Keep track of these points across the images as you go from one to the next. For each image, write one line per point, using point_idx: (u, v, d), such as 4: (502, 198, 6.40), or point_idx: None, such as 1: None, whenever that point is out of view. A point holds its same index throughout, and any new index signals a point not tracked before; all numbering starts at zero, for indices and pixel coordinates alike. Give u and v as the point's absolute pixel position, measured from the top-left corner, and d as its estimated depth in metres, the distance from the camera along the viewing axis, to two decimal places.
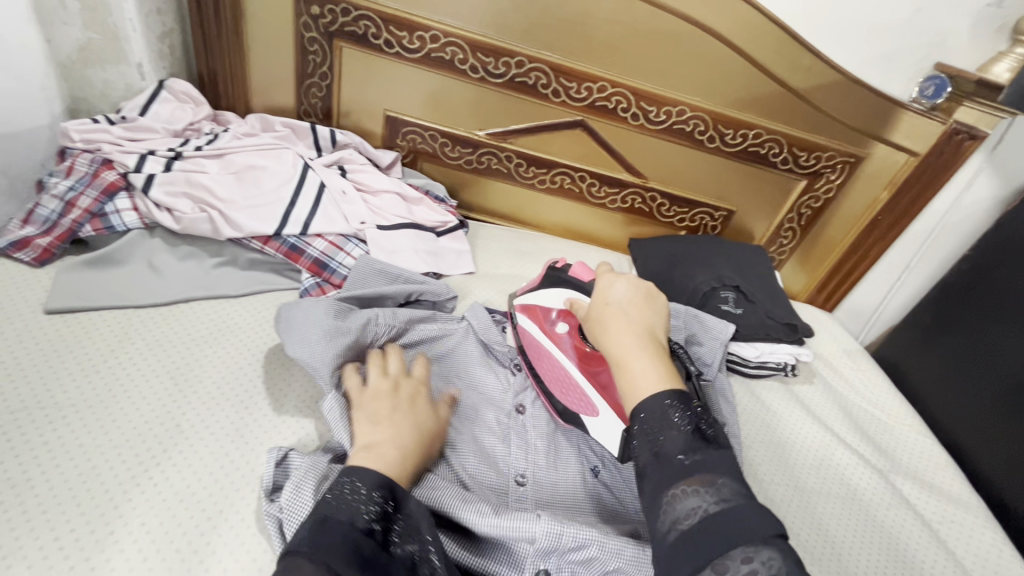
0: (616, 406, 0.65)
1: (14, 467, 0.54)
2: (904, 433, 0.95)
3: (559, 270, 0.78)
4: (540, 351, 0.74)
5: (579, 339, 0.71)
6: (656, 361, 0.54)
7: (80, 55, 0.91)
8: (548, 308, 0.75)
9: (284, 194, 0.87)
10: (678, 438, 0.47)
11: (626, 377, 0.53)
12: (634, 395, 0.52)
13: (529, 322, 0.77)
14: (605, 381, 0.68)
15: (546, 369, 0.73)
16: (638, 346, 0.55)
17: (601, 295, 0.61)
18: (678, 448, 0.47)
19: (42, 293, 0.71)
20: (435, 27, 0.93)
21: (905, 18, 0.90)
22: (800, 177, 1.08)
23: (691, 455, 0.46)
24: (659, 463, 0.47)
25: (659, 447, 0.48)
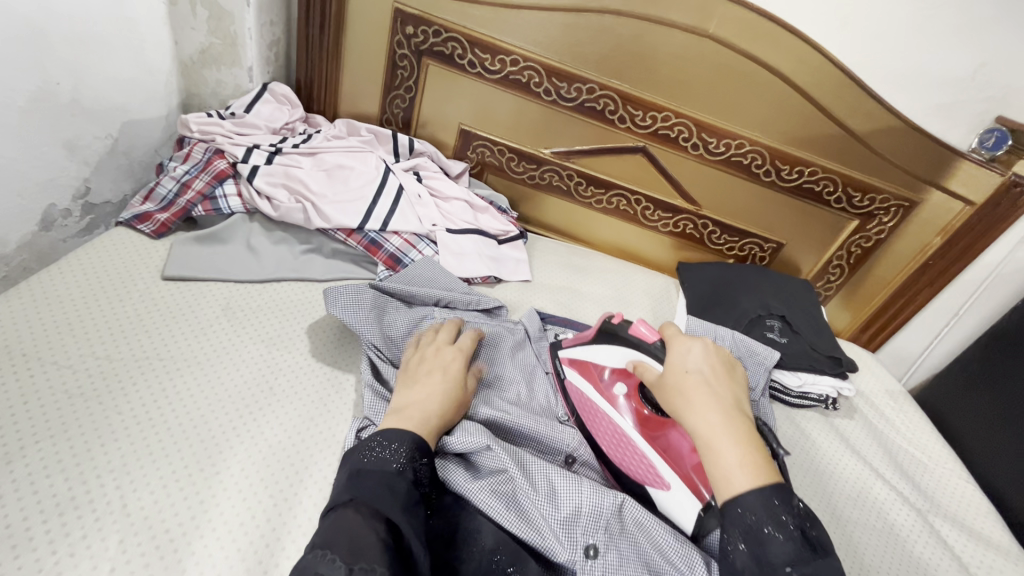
0: (687, 476, 0.67)
1: (137, 409, 0.61)
2: (945, 477, 0.95)
3: (612, 326, 0.78)
4: (596, 412, 0.76)
5: (636, 401, 0.74)
6: (745, 445, 0.57)
7: (200, 57, 1.02)
8: (604, 365, 0.77)
9: (368, 193, 0.95)
10: (784, 545, 0.52)
11: (716, 461, 0.56)
12: (725, 481, 0.55)
13: (580, 377, 0.79)
14: (668, 450, 0.70)
15: (603, 431, 0.75)
16: (724, 427, 0.58)
17: (679, 365, 0.65)
18: (786, 559, 0.52)
19: (159, 261, 0.80)
20: (516, 52, 1.02)
21: (968, 73, 0.93)
22: (852, 216, 1.11)
23: (797, 566, 0.51)
24: (761, 569, 0.52)
25: (763, 552, 0.52)
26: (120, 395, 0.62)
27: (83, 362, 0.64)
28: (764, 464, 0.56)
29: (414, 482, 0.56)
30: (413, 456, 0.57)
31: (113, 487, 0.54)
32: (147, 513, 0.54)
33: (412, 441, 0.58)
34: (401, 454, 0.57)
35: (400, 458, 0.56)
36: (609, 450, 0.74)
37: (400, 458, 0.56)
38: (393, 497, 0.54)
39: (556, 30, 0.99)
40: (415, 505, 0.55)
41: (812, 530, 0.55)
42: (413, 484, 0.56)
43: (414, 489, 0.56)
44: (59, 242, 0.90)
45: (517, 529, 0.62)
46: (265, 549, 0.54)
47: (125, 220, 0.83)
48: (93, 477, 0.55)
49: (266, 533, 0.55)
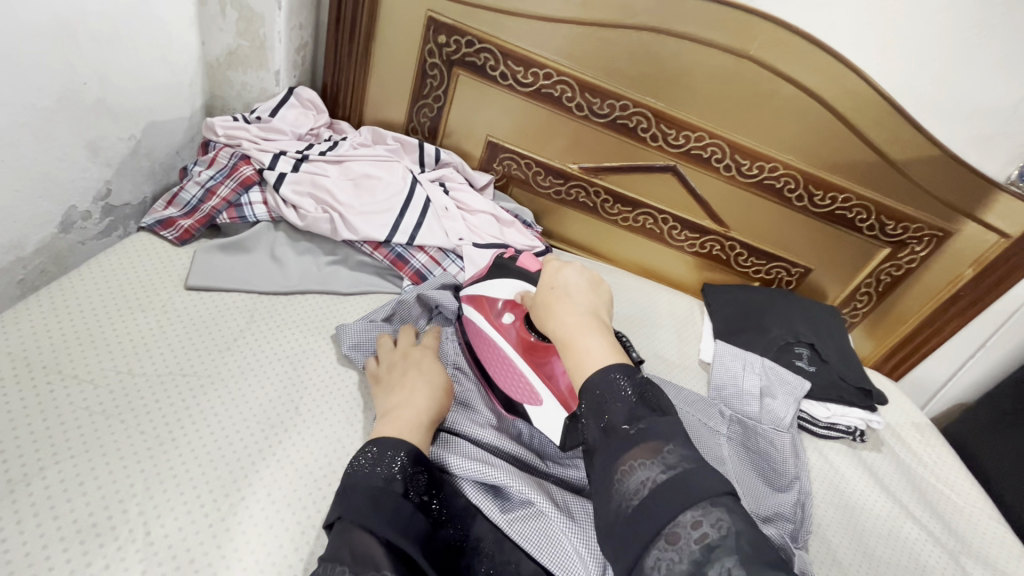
0: (560, 395, 0.70)
1: (160, 428, 0.59)
2: (973, 515, 0.93)
3: (505, 261, 0.84)
4: (487, 342, 0.77)
5: (523, 329, 0.75)
6: (602, 337, 0.57)
7: (227, 59, 1.00)
8: (496, 298, 0.79)
9: (395, 205, 0.92)
10: (620, 407, 0.51)
11: (573, 352, 0.57)
12: (579, 368, 0.56)
13: (474, 312, 0.80)
14: (547, 371, 0.72)
15: (489, 355, 0.77)
16: (583, 325, 0.59)
17: (549, 280, 0.66)
18: (623, 418, 0.50)
19: (183, 270, 0.78)
20: (550, 65, 1.00)
21: (1011, 105, 0.92)
22: (883, 244, 1.09)
23: (635, 424, 0.49)
24: (606, 436, 0.50)
25: (606, 421, 0.51)
26: (142, 413, 0.59)
27: (105, 376, 0.61)
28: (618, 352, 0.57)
29: (406, 493, 0.54)
30: (406, 465, 0.56)
31: (136, 513, 0.52)
32: (171, 541, 0.51)
33: (404, 454, 0.57)
34: (394, 464, 0.55)
35: (386, 465, 0.55)
36: (492, 373, 0.76)
37: (394, 468, 0.55)
38: (379, 507, 0.52)
39: (590, 45, 0.97)
40: (407, 512, 0.53)
41: (652, 395, 0.52)
42: (404, 496, 0.54)
43: (404, 498, 0.54)
44: (77, 244, 0.88)
45: (546, 562, 0.58)
46: None
47: (148, 226, 0.81)
48: (115, 502, 0.52)
49: (293, 565, 0.52)
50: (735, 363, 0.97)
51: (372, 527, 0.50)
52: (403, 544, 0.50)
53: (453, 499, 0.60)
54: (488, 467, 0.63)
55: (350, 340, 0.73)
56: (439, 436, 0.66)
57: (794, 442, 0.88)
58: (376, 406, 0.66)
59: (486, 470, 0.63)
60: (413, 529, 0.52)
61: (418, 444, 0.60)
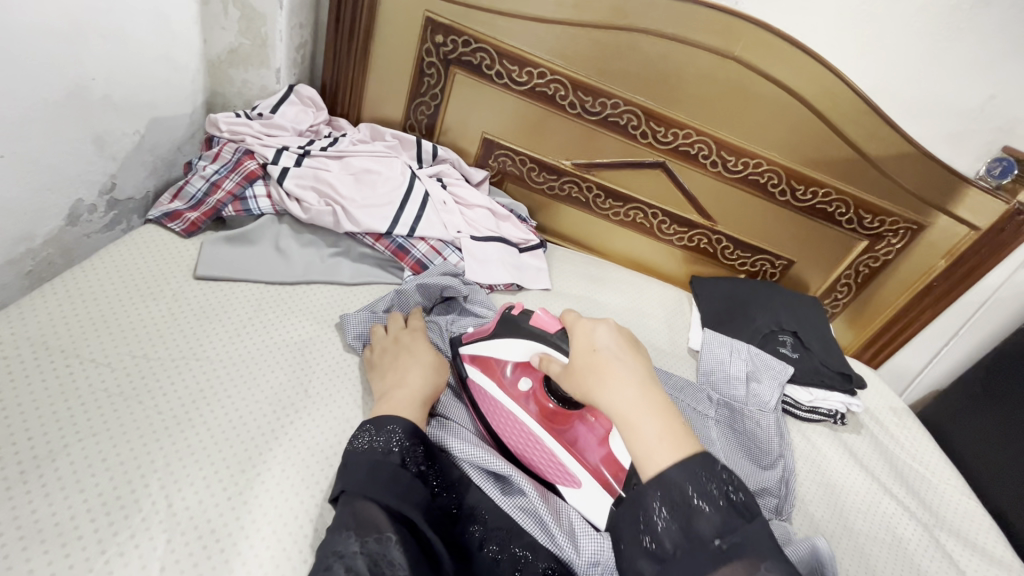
0: (595, 470, 0.67)
1: (176, 409, 0.61)
2: (947, 492, 0.98)
3: (515, 317, 0.73)
4: (507, 418, 0.73)
5: (542, 397, 0.72)
6: (661, 416, 0.53)
7: (228, 57, 1.02)
8: (506, 362, 0.74)
9: (395, 199, 0.95)
10: (710, 516, 0.48)
11: (635, 437, 0.53)
12: (647, 457, 0.52)
13: (483, 377, 0.76)
14: (575, 443, 0.70)
15: (511, 433, 0.73)
16: (643, 402, 0.54)
17: (587, 344, 0.60)
18: (715, 530, 0.48)
19: (190, 260, 0.80)
20: (544, 65, 1.03)
21: (979, 103, 0.98)
22: (862, 237, 1.14)
23: (726, 537, 0.48)
24: (689, 543, 0.48)
25: (691, 526, 0.48)
26: (158, 394, 0.62)
27: (121, 361, 0.64)
28: (679, 431, 0.53)
29: (404, 463, 0.57)
30: (404, 437, 0.59)
31: (158, 487, 0.54)
32: (192, 512, 0.53)
33: (398, 426, 0.60)
34: (392, 438, 0.58)
35: (385, 440, 0.58)
36: (518, 451, 0.72)
37: (392, 441, 0.58)
38: (381, 477, 0.55)
39: (583, 46, 1.01)
40: (407, 481, 0.56)
41: (737, 495, 0.50)
42: (403, 466, 0.57)
43: (404, 469, 0.57)
44: (83, 237, 0.90)
45: (541, 540, 0.61)
46: (308, 547, 0.54)
47: (155, 218, 0.83)
48: (137, 476, 0.55)
49: (308, 534, 0.55)
50: (723, 350, 1.01)
51: (378, 497, 0.54)
52: (407, 511, 0.54)
53: (448, 470, 0.62)
54: (485, 450, 0.66)
55: (354, 328, 0.76)
56: (435, 418, 0.71)
57: (778, 423, 0.92)
58: (378, 387, 0.69)
59: (483, 453, 0.66)
60: (415, 496, 0.56)
61: (416, 421, 0.63)
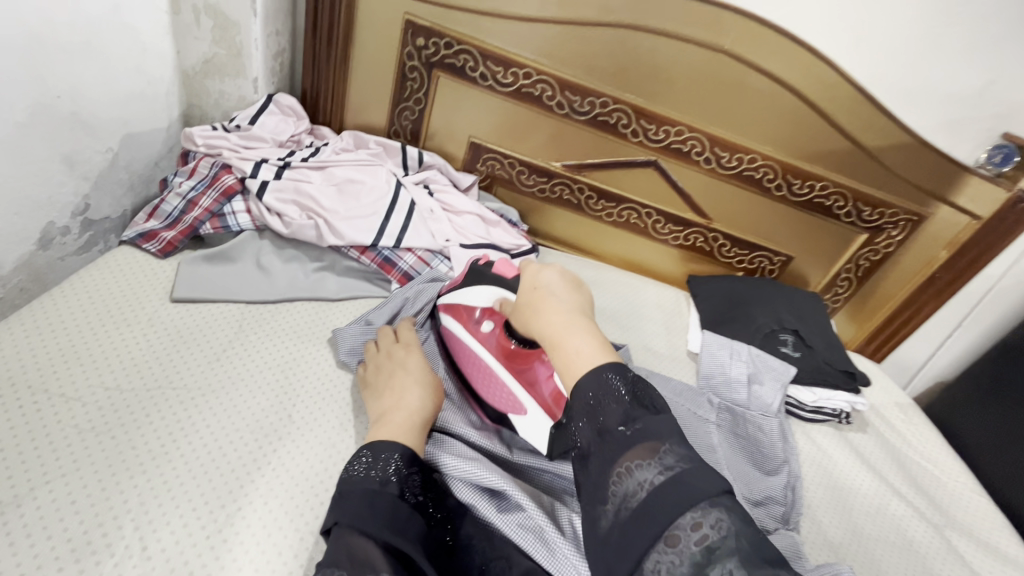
0: (544, 403, 0.71)
1: (151, 442, 0.58)
2: (956, 489, 0.96)
3: (481, 268, 0.79)
4: (467, 353, 0.76)
5: (502, 338, 0.73)
6: (589, 335, 0.55)
7: (203, 67, 0.99)
8: (473, 306, 0.76)
9: (380, 209, 0.92)
10: (615, 410, 0.48)
11: (561, 352, 0.55)
12: (569, 370, 0.53)
13: (452, 321, 0.78)
14: (530, 380, 0.72)
15: (469, 365, 0.75)
16: (569, 322, 0.57)
17: (529, 283, 0.64)
18: (618, 420, 0.47)
19: (166, 282, 0.77)
20: (529, 65, 1.00)
21: (978, 90, 0.95)
22: (861, 230, 1.11)
23: (631, 425, 0.47)
24: (601, 440, 0.47)
25: (601, 424, 0.48)
26: (133, 428, 0.59)
27: (92, 394, 0.61)
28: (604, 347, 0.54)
29: (402, 493, 0.54)
30: (401, 466, 0.56)
31: (132, 529, 0.52)
32: (168, 555, 0.51)
33: (400, 457, 0.57)
34: (390, 467, 0.55)
35: (381, 468, 0.55)
36: (477, 387, 0.75)
37: (389, 470, 0.55)
38: (377, 510, 0.52)
39: (569, 45, 0.98)
40: (404, 514, 0.53)
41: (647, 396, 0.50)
42: (400, 497, 0.54)
43: (401, 499, 0.54)
44: (56, 260, 0.87)
45: (543, 560, 0.58)
46: None
47: (129, 239, 0.80)
48: (110, 518, 0.52)
49: (294, 572, 0.53)
50: (723, 352, 0.99)
51: (372, 533, 0.50)
52: (403, 546, 0.50)
53: (445, 499, 0.60)
54: (480, 467, 0.63)
55: (347, 346, 0.74)
56: (433, 435, 0.67)
57: (782, 426, 0.91)
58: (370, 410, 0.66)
59: (477, 470, 0.63)
60: (412, 530, 0.52)
61: (413, 446, 0.59)
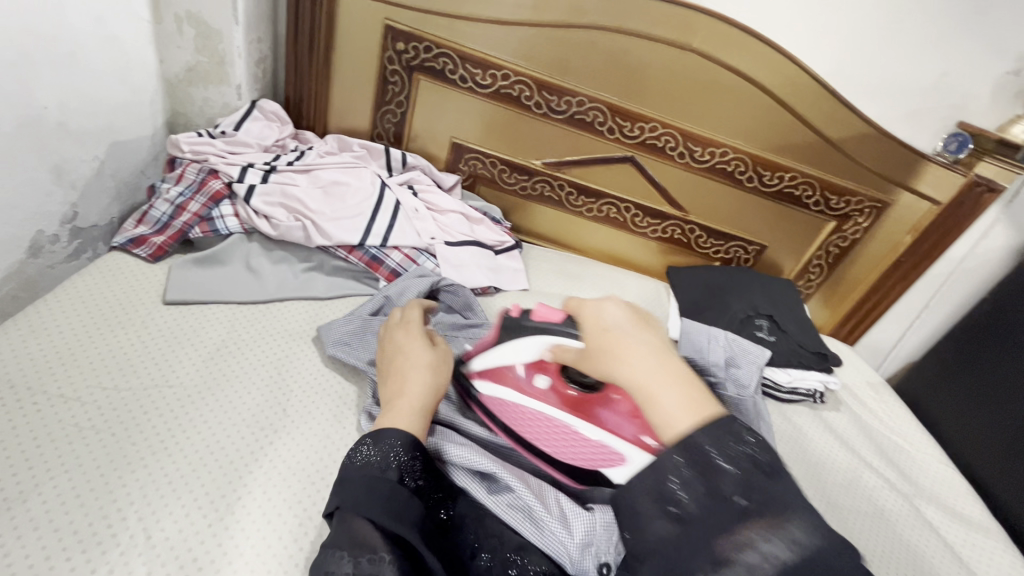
0: (636, 441, 0.66)
1: (151, 438, 0.60)
2: (925, 461, 1.01)
3: (514, 319, 0.76)
4: (531, 418, 0.72)
5: (561, 386, 0.73)
6: (682, 387, 0.48)
7: (187, 75, 1.01)
8: (515, 364, 0.74)
9: (365, 209, 0.94)
10: (730, 473, 0.43)
11: (654, 411, 0.47)
12: (665, 431, 0.46)
13: (496, 388, 0.75)
14: (608, 422, 0.69)
15: (541, 430, 0.71)
16: (662, 373, 0.48)
17: (591, 320, 0.54)
18: (735, 489, 0.42)
19: (157, 286, 0.79)
20: (506, 67, 1.04)
21: (933, 81, 1.00)
22: (829, 218, 1.16)
23: (747, 495, 0.42)
24: (710, 502, 0.43)
25: (713, 486, 0.43)
26: (133, 425, 0.61)
27: (91, 394, 0.63)
28: (701, 398, 0.48)
29: (401, 478, 0.55)
30: (401, 452, 0.57)
31: (136, 520, 0.54)
32: (172, 542, 0.53)
33: (401, 443, 0.57)
34: (391, 454, 0.56)
35: (382, 455, 0.56)
36: (556, 451, 0.69)
37: (390, 456, 0.56)
38: (376, 496, 0.53)
39: (545, 46, 1.01)
40: (405, 499, 0.54)
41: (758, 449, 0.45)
42: (400, 482, 0.55)
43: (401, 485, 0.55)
44: (45, 269, 0.88)
45: (531, 536, 0.60)
46: (295, 569, 0.54)
47: (120, 245, 0.82)
48: (114, 510, 0.54)
49: (294, 554, 0.55)
50: (701, 337, 1.02)
51: (371, 516, 0.51)
52: (402, 529, 0.51)
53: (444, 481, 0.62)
54: (477, 454, 0.66)
55: (333, 339, 0.76)
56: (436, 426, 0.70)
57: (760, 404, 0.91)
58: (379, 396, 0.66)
59: (474, 458, 0.66)
60: (412, 514, 0.53)
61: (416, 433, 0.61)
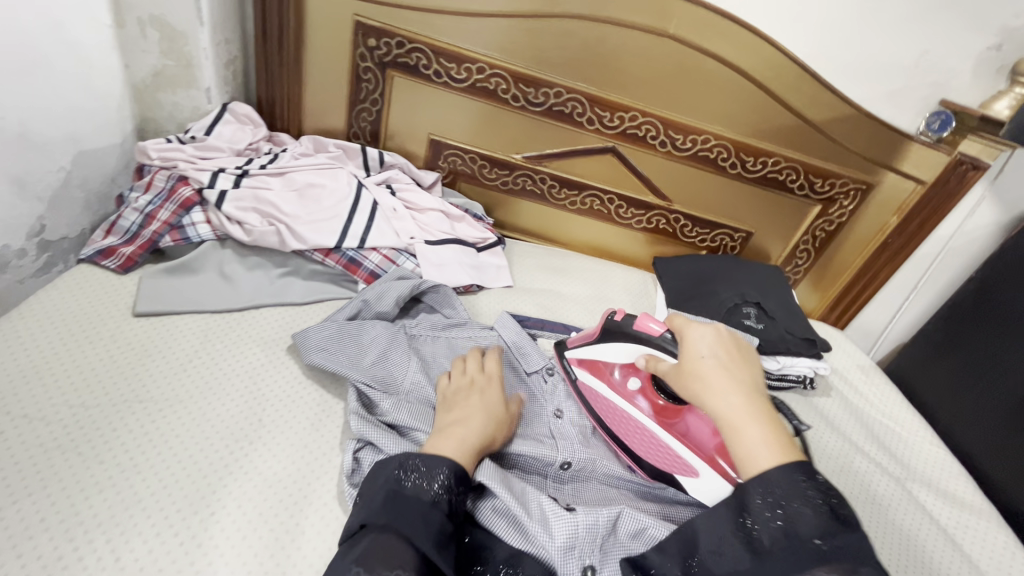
0: (711, 460, 0.68)
1: (121, 456, 0.59)
2: (917, 443, 1.01)
3: (617, 323, 0.74)
4: (617, 411, 0.75)
5: (653, 393, 0.75)
6: (767, 426, 0.55)
7: (154, 80, 0.98)
8: (614, 362, 0.77)
9: (341, 211, 0.93)
10: (810, 518, 0.50)
11: (740, 443, 0.55)
12: (749, 461, 0.54)
13: (591, 377, 0.78)
14: (689, 437, 0.71)
15: (624, 427, 0.74)
16: (748, 408, 0.56)
17: (693, 350, 0.63)
18: (815, 532, 0.49)
19: (127, 297, 0.77)
20: (481, 60, 1.02)
21: (914, 60, 0.99)
22: (815, 202, 1.15)
23: (828, 540, 0.49)
24: (789, 541, 0.50)
25: (793, 526, 0.50)
26: (101, 443, 0.59)
27: (57, 413, 0.61)
28: (785, 441, 0.55)
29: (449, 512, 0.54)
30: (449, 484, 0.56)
31: (104, 542, 0.52)
32: (142, 564, 0.51)
33: (448, 473, 0.56)
34: (440, 485, 0.55)
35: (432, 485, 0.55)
36: (633, 447, 0.72)
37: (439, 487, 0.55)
38: (427, 527, 0.52)
39: (519, 37, 0.99)
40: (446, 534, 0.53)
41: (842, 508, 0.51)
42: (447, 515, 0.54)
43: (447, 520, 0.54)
44: (13, 283, 0.86)
45: (518, 544, 0.60)
46: None
47: (87, 256, 0.80)
48: (80, 533, 0.52)
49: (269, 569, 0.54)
50: None
51: (413, 541, 0.50)
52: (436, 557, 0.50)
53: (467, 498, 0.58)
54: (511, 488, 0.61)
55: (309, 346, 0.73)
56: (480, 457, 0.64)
57: None
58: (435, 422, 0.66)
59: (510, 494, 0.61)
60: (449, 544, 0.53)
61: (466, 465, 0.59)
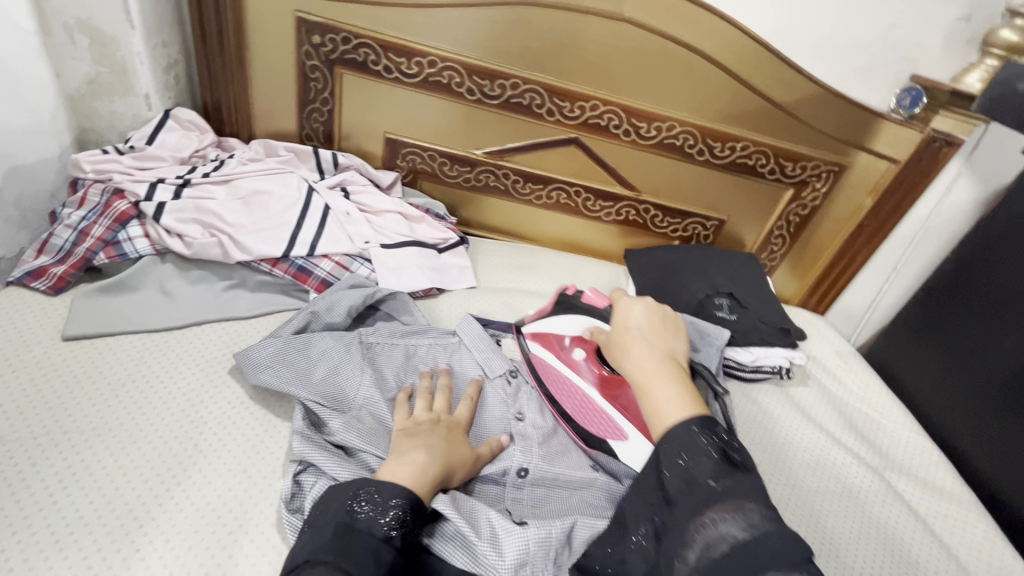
0: (641, 426, 0.72)
1: (39, 493, 0.55)
2: (896, 431, 0.98)
3: (569, 297, 0.83)
4: (560, 379, 0.77)
5: (596, 364, 0.77)
6: (680, 388, 0.58)
7: (88, 88, 0.94)
8: (563, 334, 0.80)
9: (290, 218, 0.89)
10: (706, 462, 0.51)
11: (650, 400, 0.58)
12: (658, 418, 0.56)
13: (542, 349, 0.80)
14: (625, 405, 0.74)
15: (567, 396, 0.76)
16: (658, 371, 0.60)
17: (621, 321, 0.69)
18: (707, 474, 0.50)
19: (58, 320, 0.74)
20: (431, 53, 0.97)
21: (881, 34, 0.95)
22: (787, 186, 1.11)
23: (720, 480, 0.50)
24: (687, 485, 0.50)
25: (690, 473, 0.51)
26: (19, 480, 0.56)
27: None
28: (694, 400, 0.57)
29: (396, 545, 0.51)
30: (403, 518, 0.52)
31: None
32: None
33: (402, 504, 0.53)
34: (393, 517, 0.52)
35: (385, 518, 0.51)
36: (571, 412, 0.74)
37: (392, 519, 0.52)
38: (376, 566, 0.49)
39: (469, 27, 0.95)
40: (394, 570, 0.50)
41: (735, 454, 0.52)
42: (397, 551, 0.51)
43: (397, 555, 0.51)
44: None
45: (464, 564, 0.57)
46: None
47: (16, 279, 0.77)
48: None
49: None
50: None
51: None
52: None
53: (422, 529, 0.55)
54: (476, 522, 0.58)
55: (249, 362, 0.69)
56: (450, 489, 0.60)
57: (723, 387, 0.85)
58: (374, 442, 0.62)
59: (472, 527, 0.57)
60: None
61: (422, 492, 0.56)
